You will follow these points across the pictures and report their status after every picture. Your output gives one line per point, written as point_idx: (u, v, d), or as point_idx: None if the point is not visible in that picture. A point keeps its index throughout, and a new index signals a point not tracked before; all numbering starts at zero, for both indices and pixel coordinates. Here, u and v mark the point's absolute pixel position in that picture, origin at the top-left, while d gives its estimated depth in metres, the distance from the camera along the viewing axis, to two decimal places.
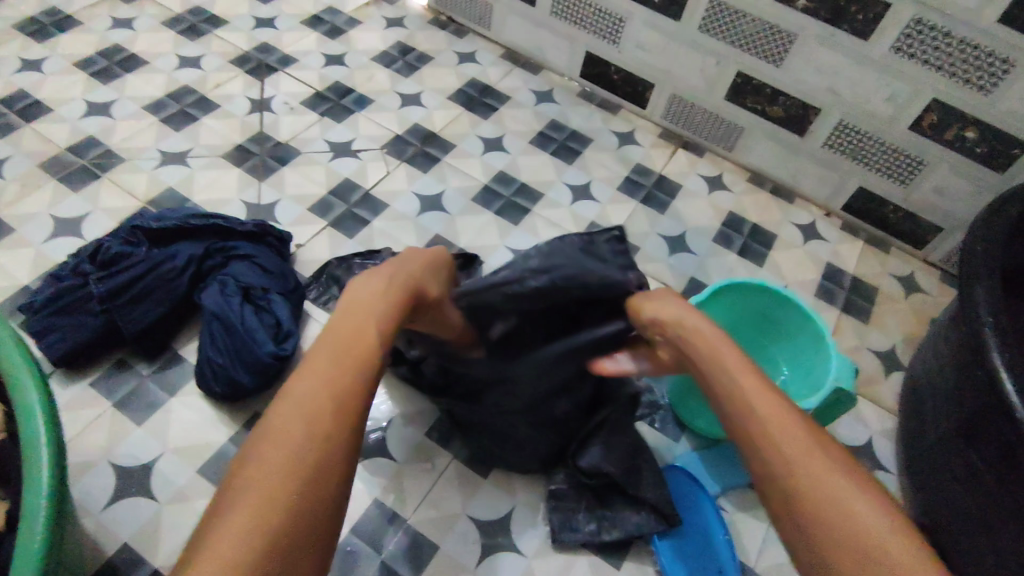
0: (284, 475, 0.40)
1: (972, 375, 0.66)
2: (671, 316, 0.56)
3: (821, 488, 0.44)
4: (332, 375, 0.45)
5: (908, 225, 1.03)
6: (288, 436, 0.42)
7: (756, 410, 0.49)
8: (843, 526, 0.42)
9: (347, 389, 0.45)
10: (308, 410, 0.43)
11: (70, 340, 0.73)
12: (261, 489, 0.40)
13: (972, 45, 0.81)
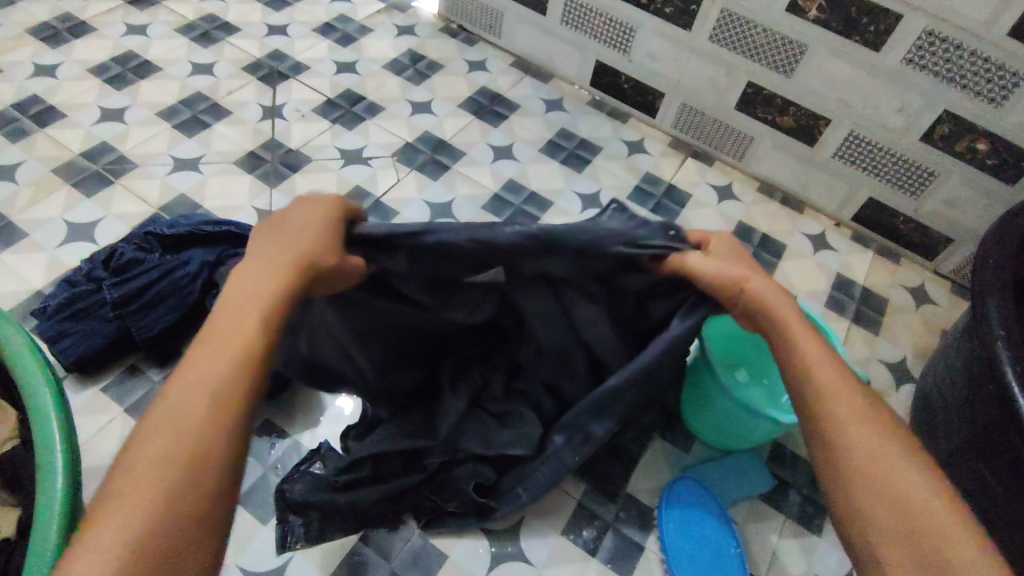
0: (156, 476, 0.37)
1: (984, 388, 0.66)
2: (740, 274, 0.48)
3: (853, 431, 0.42)
4: (220, 359, 0.41)
5: (918, 236, 1.03)
6: (183, 406, 0.39)
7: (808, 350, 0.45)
8: (894, 496, 0.39)
9: (237, 370, 0.41)
10: (188, 403, 0.39)
11: (82, 345, 0.74)
12: (141, 489, 0.36)
13: (983, 57, 0.81)
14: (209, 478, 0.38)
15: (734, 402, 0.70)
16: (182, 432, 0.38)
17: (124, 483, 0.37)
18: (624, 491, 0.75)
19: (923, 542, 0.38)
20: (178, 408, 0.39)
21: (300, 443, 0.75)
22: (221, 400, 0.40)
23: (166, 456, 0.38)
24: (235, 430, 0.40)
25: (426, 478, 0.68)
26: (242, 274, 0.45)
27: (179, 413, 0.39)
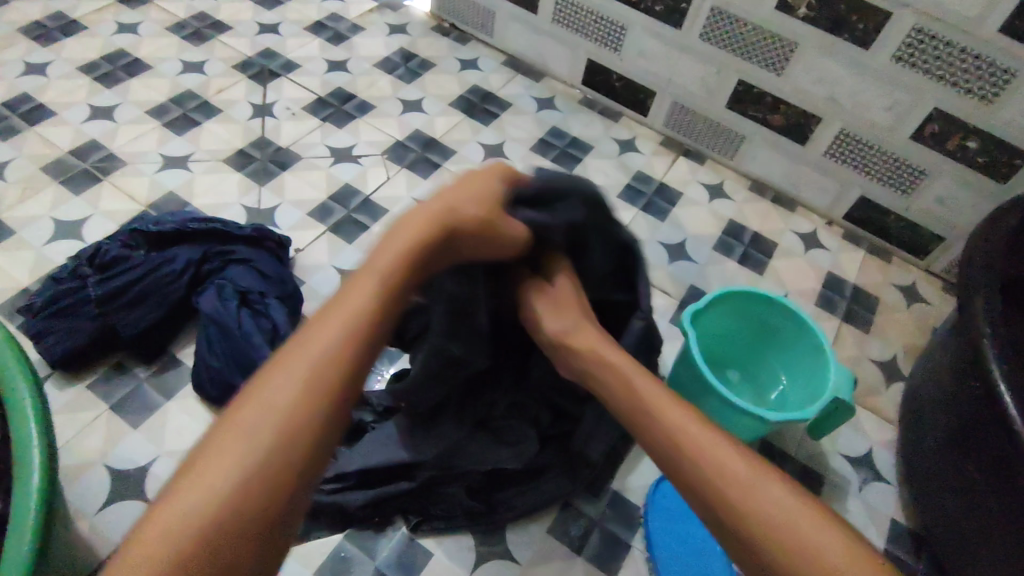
0: (256, 430, 0.37)
1: (971, 385, 0.65)
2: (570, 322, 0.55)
3: (719, 458, 0.44)
4: (334, 322, 0.42)
5: (909, 235, 1.03)
6: (290, 369, 0.40)
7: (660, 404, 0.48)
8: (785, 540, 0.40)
9: (347, 337, 0.42)
10: (304, 364, 0.40)
11: (67, 342, 0.73)
12: (241, 440, 0.37)
13: (973, 54, 0.81)
14: (300, 442, 0.38)
15: (719, 401, 0.70)
16: (286, 392, 0.39)
17: (226, 431, 0.38)
18: (610, 488, 0.75)
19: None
20: (287, 369, 0.40)
21: None
22: (330, 368, 0.41)
23: (269, 412, 0.38)
24: (334, 400, 0.40)
25: (416, 488, 0.68)
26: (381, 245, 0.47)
27: (286, 375, 0.39)
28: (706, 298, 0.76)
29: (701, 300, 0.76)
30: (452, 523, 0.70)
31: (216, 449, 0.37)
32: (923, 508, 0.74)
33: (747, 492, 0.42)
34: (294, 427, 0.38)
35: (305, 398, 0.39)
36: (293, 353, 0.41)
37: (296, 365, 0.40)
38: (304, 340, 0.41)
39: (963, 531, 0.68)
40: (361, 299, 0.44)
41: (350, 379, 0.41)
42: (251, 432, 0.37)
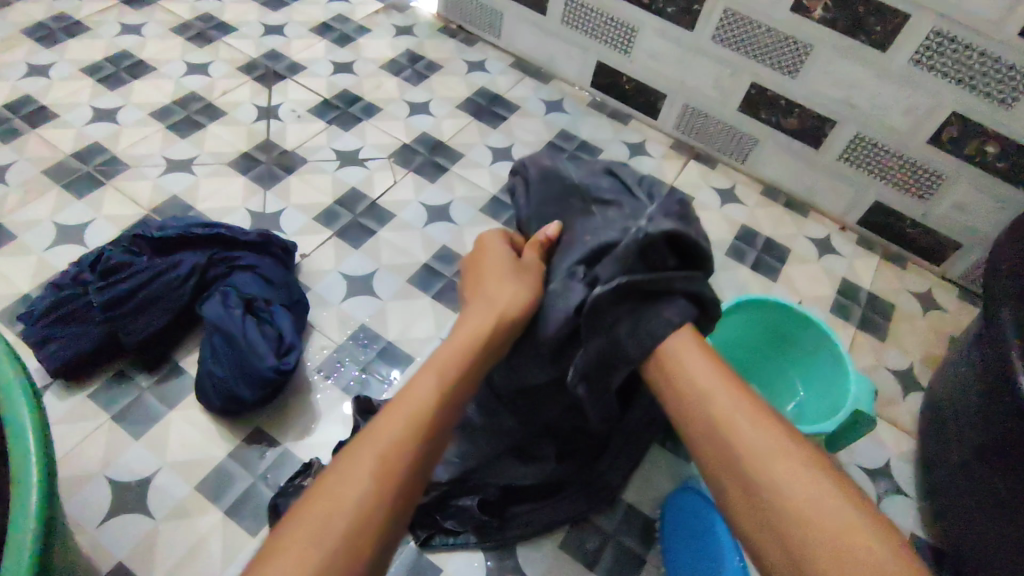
0: (331, 516, 0.35)
1: (998, 399, 0.63)
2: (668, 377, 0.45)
3: (752, 446, 0.40)
4: (400, 413, 0.40)
5: (926, 240, 1.00)
6: (355, 473, 0.37)
7: (762, 446, 0.40)
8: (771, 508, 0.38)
9: (413, 427, 0.39)
10: (385, 450, 0.38)
11: (70, 350, 0.72)
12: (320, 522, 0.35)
13: (993, 58, 0.79)
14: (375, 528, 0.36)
15: None
16: (350, 484, 0.36)
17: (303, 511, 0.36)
18: (623, 501, 0.73)
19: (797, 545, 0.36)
20: (354, 456, 0.38)
21: (290, 453, 0.73)
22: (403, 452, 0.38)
23: (338, 509, 0.35)
24: (402, 487, 0.38)
25: (430, 498, 0.67)
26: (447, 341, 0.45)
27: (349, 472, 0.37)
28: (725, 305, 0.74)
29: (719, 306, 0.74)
30: (465, 540, 0.68)
31: (294, 535, 0.34)
32: (945, 522, 0.73)
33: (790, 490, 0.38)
34: (361, 526, 0.35)
35: (379, 484, 0.37)
36: (364, 436, 0.39)
37: (359, 460, 0.37)
38: (374, 425, 0.39)
39: (991, 548, 0.65)
40: (424, 391, 0.41)
41: (409, 483, 0.38)
42: (319, 525, 0.35)
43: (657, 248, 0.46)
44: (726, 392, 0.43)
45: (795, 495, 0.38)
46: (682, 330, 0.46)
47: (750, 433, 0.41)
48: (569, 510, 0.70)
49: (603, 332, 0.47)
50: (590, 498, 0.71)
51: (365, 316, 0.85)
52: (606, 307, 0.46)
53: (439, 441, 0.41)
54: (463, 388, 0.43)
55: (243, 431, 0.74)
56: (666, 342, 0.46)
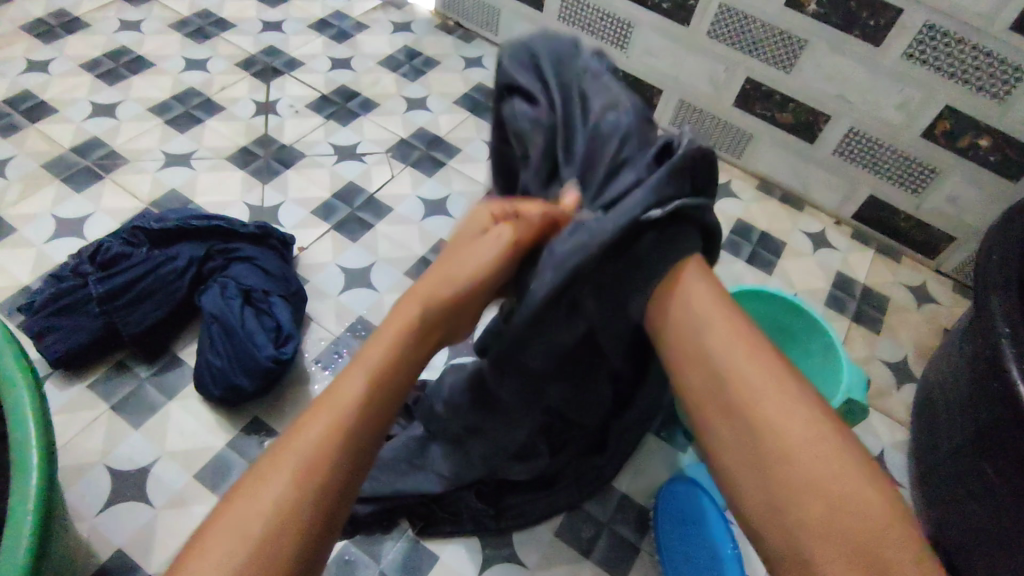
0: (240, 546, 0.31)
1: (988, 387, 0.64)
2: (683, 312, 0.37)
3: (782, 409, 0.33)
4: (324, 414, 0.34)
5: (919, 234, 1.01)
6: (272, 488, 0.32)
7: (741, 364, 0.34)
8: (800, 491, 0.31)
9: (342, 430, 0.34)
10: (308, 460, 0.33)
11: (68, 340, 0.73)
12: (227, 548, 0.31)
13: (986, 52, 0.80)
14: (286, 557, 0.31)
15: None
16: (258, 506, 0.32)
17: (213, 536, 0.31)
18: (617, 490, 0.74)
19: (832, 536, 0.30)
20: (266, 478, 0.33)
21: None
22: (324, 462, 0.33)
23: (240, 542, 0.31)
24: (324, 507, 0.33)
25: (428, 491, 0.67)
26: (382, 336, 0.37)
27: (261, 488, 0.32)
28: None
29: None
30: (461, 528, 0.69)
31: (196, 564, 0.30)
32: (937, 510, 0.73)
33: (822, 464, 0.31)
34: (270, 550, 0.31)
35: (293, 506, 0.32)
36: (280, 451, 0.34)
37: (276, 474, 0.33)
38: (292, 433, 0.34)
39: (982, 535, 0.66)
40: (350, 390, 0.35)
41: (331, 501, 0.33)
42: (222, 556, 0.31)
43: (700, 161, 0.39)
44: (729, 321, 0.36)
45: (834, 476, 0.31)
46: (693, 257, 0.39)
47: (757, 377, 0.34)
48: (565, 500, 0.71)
49: (623, 256, 0.39)
50: (583, 490, 0.71)
51: (363, 308, 0.86)
52: (638, 233, 0.38)
53: (374, 442, 0.36)
54: (395, 390, 0.37)
55: (242, 422, 0.74)
56: (683, 269, 0.38)
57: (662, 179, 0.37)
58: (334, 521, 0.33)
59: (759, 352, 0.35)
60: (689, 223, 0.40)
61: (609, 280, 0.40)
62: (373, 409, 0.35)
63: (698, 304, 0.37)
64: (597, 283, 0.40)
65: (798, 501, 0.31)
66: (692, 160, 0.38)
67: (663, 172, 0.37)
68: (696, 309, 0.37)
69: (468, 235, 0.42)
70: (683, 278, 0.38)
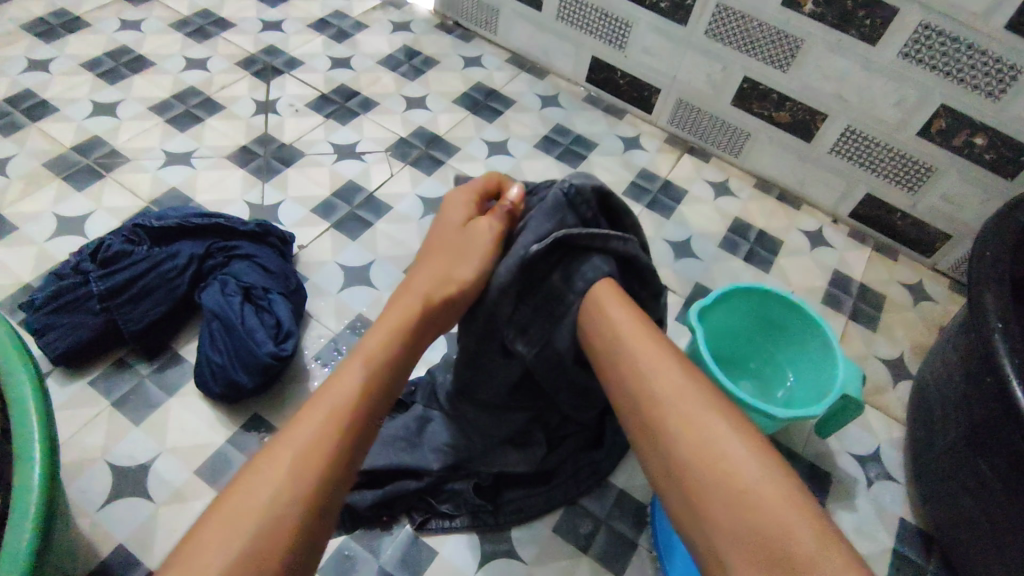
0: (257, 500, 0.39)
1: (982, 383, 0.65)
2: (604, 330, 0.49)
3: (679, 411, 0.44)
4: (326, 401, 0.43)
5: (916, 232, 1.02)
6: (282, 457, 0.41)
7: (673, 397, 0.45)
8: (693, 474, 0.42)
9: (339, 413, 0.43)
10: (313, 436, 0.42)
11: (71, 338, 0.73)
12: (247, 505, 0.39)
13: (980, 50, 0.80)
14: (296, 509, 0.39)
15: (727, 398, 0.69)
16: (273, 472, 0.40)
17: (237, 496, 0.39)
18: (614, 485, 0.75)
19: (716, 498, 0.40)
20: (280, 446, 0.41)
21: None
22: (327, 435, 0.42)
23: (255, 499, 0.39)
24: (327, 471, 0.41)
25: (426, 484, 0.68)
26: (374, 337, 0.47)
27: (272, 458, 0.41)
28: (712, 295, 0.76)
29: (707, 296, 0.76)
30: (460, 523, 0.69)
31: (222, 517, 0.38)
32: (932, 506, 0.74)
33: (707, 448, 0.42)
34: (284, 504, 0.39)
35: (300, 469, 0.40)
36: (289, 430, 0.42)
37: (285, 446, 0.41)
38: (300, 416, 0.43)
39: (977, 530, 0.67)
40: (350, 380, 0.44)
41: (333, 467, 0.42)
42: (246, 504, 0.39)
43: (588, 197, 0.51)
44: (641, 344, 0.48)
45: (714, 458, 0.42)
46: (601, 280, 0.51)
47: (660, 384, 0.46)
48: (561, 495, 0.72)
49: (540, 283, 0.51)
50: (580, 483, 0.72)
51: (362, 305, 0.86)
52: (541, 263, 0.50)
53: (371, 422, 0.45)
54: (388, 376, 0.46)
55: (242, 418, 0.75)
56: (588, 295, 0.50)
57: (544, 220, 0.50)
58: (339, 481, 0.42)
59: (662, 365, 0.47)
60: (593, 250, 0.51)
61: (539, 305, 0.51)
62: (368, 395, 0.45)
63: (614, 324, 0.49)
64: (527, 318, 0.51)
65: (706, 495, 0.41)
66: (579, 201, 0.51)
67: (542, 215, 0.50)
68: (613, 329, 0.49)
69: (435, 241, 0.53)
70: (589, 306, 0.50)
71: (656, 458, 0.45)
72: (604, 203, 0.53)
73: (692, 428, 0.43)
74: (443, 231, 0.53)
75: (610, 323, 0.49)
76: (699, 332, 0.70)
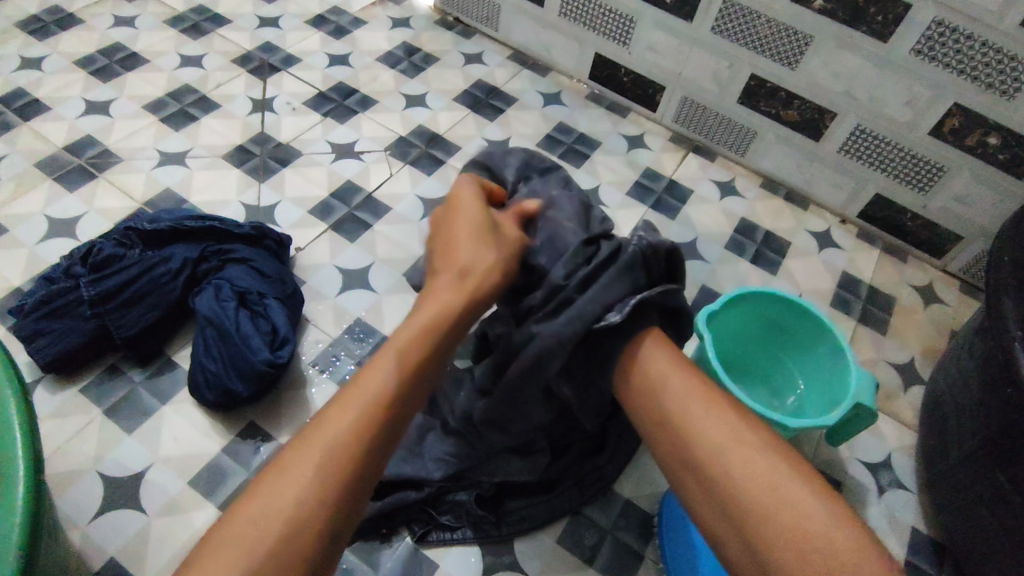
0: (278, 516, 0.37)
1: (1001, 391, 0.62)
2: (653, 380, 0.49)
3: (732, 450, 0.44)
4: (352, 405, 0.41)
5: (927, 233, 1.00)
6: (302, 468, 0.39)
7: (721, 439, 0.45)
8: (763, 514, 0.41)
9: (364, 419, 0.41)
10: (336, 445, 0.39)
11: (59, 345, 0.71)
12: (264, 521, 0.37)
13: (995, 48, 0.78)
14: (317, 525, 0.38)
15: None
16: (294, 485, 0.38)
17: (250, 507, 0.38)
18: (620, 495, 0.73)
19: (793, 532, 0.40)
20: (296, 462, 0.39)
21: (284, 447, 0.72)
22: (349, 446, 0.40)
23: (272, 516, 0.37)
24: (347, 484, 0.39)
25: (425, 495, 0.66)
26: (404, 330, 0.45)
27: (295, 467, 0.39)
28: (720, 299, 0.74)
29: (715, 300, 0.74)
30: (461, 535, 0.68)
31: (238, 535, 0.36)
32: (946, 515, 0.72)
33: (757, 479, 0.42)
34: (305, 520, 0.37)
35: (321, 482, 0.38)
36: (308, 437, 0.40)
37: (307, 455, 0.39)
38: (322, 419, 0.41)
39: (993, 543, 0.65)
40: (379, 381, 0.42)
41: (356, 477, 0.40)
42: (263, 514, 0.37)
43: (656, 260, 0.52)
44: (681, 390, 0.48)
45: (772, 493, 0.42)
46: (652, 331, 0.51)
47: (703, 424, 0.46)
48: (565, 505, 0.70)
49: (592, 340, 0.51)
50: (585, 491, 0.71)
51: (361, 309, 0.84)
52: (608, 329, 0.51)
53: (394, 431, 0.42)
54: (421, 376, 0.44)
55: (238, 426, 0.73)
56: (644, 347, 0.50)
57: (616, 278, 0.50)
58: (360, 496, 0.40)
59: (706, 403, 0.47)
60: (651, 305, 0.52)
61: (580, 354, 0.52)
62: (396, 403, 0.42)
63: (664, 376, 0.48)
64: (575, 366, 0.52)
65: (762, 525, 0.41)
66: (647, 261, 0.52)
67: (614, 274, 0.50)
68: (659, 375, 0.49)
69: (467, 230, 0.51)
70: (637, 365, 0.50)
71: (709, 505, 0.44)
72: (668, 260, 0.54)
73: (745, 466, 0.43)
74: (477, 224, 0.51)
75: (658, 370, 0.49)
76: (707, 338, 0.68)
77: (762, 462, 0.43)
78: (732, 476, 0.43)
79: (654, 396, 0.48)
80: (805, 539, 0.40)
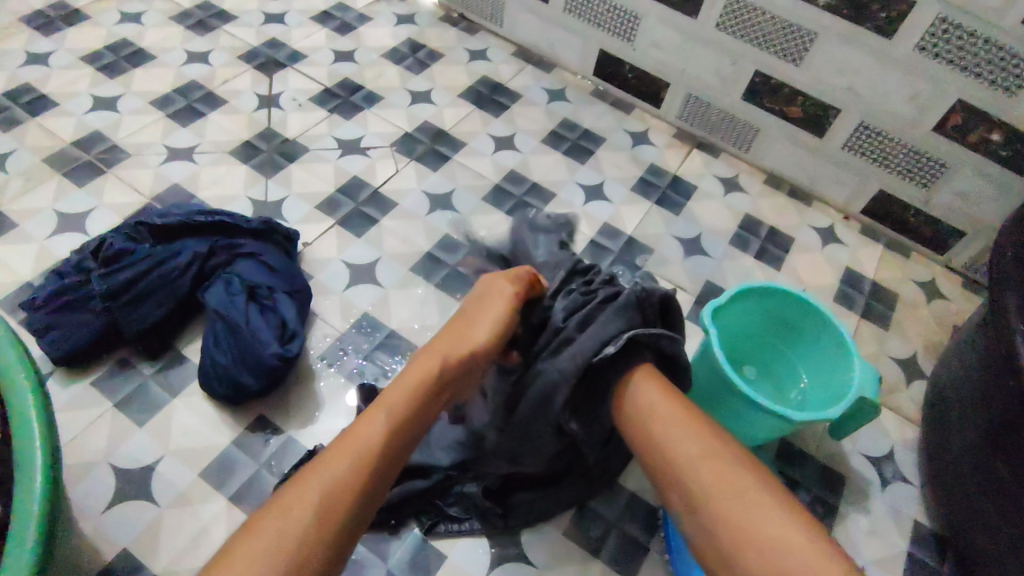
0: (281, 547, 0.41)
1: (1003, 385, 0.63)
2: (637, 408, 0.53)
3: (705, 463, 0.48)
4: (349, 451, 0.46)
5: (929, 229, 1.00)
6: (304, 506, 0.43)
7: (695, 451, 0.49)
8: (731, 521, 0.45)
9: (359, 464, 0.45)
10: (334, 485, 0.44)
11: (70, 338, 0.72)
12: (271, 547, 0.41)
13: (997, 45, 0.79)
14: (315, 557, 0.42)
15: (743, 406, 0.68)
16: (295, 519, 0.42)
17: (255, 535, 0.41)
18: (626, 487, 0.73)
19: (758, 540, 0.44)
20: (299, 499, 0.43)
21: (295, 440, 0.73)
22: (347, 485, 0.44)
23: (278, 544, 0.41)
24: (344, 519, 0.44)
25: (433, 486, 0.68)
26: (397, 386, 0.50)
27: (298, 504, 0.43)
28: (725, 295, 0.74)
29: (720, 297, 0.74)
30: (471, 526, 0.68)
31: (246, 556, 0.40)
32: (947, 508, 0.73)
33: (726, 489, 0.46)
34: (305, 551, 0.41)
35: (320, 518, 0.43)
36: (309, 475, 0.45)
37: (309, 493, 0.43)
38: (323, 461, 0.46)
39: (992, 534, 0.65)
40: (373, 430, 0.47)
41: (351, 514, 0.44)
42: (270, 550, 0.41)
43: (652, 300, 0.56)
44: (664, 409, 0.52)
45: (741, 502, 0.46)
46: (643, 365, 0.55)
47: (678, 438, 0.50)
48: (572, 497, 0.70)
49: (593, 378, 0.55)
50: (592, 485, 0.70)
51: (367, 304, 0.85)
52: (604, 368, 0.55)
53: (385, 477, 0.47)
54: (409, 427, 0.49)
55: (247, 419, 0.73)
56: (637, 383, 0.54)
57: (612, 319, 0.55)
58: (354, 533, 0.45)
59: (683, 419, 0.51)
60: (647, 343, 0.56)
61: (581, 388, 0.55)
62: (386, 449, 0.47)
63: (648, 398, 0.53)
64: (579, 400, 0.56)
65: (731, 532, 0.45)
66: (641, 302, 0.56)
67: (610, 314, 0.55)
68: (644, 397, 0.53)
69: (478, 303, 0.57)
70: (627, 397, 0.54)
71: (685, 510, 0.48)
72: (664, 304, 0.58)
73: (716, 477, 0.47)
74: (482, 296, 0.58)
75: (647, 397, 0.53)
76: (713, 336, 0.68)
77: (731, 474, 0.47)
78: (704, 486, 0.47)
79: (637, 415, 0.53)
80: (767, 545, 0.43)
